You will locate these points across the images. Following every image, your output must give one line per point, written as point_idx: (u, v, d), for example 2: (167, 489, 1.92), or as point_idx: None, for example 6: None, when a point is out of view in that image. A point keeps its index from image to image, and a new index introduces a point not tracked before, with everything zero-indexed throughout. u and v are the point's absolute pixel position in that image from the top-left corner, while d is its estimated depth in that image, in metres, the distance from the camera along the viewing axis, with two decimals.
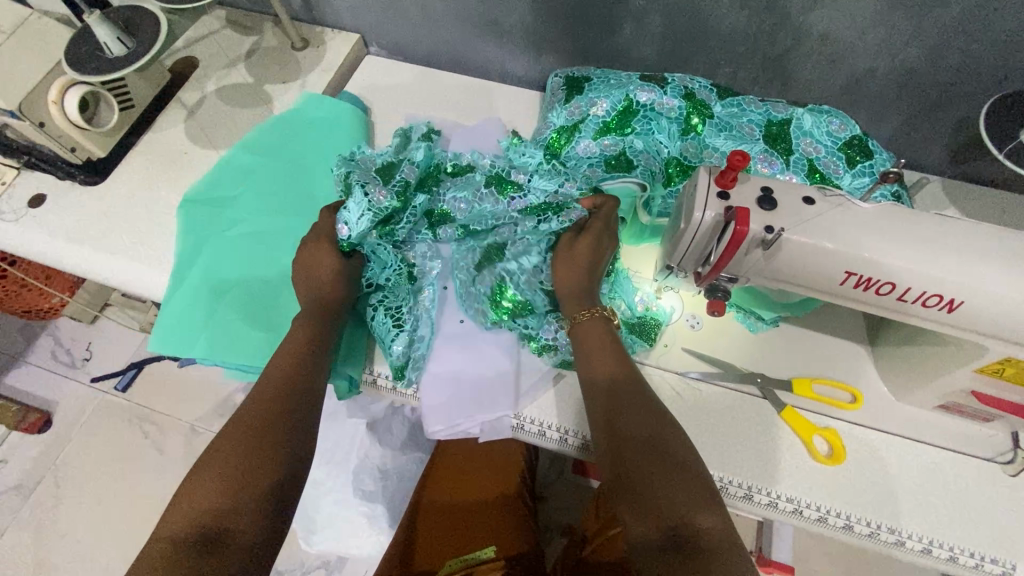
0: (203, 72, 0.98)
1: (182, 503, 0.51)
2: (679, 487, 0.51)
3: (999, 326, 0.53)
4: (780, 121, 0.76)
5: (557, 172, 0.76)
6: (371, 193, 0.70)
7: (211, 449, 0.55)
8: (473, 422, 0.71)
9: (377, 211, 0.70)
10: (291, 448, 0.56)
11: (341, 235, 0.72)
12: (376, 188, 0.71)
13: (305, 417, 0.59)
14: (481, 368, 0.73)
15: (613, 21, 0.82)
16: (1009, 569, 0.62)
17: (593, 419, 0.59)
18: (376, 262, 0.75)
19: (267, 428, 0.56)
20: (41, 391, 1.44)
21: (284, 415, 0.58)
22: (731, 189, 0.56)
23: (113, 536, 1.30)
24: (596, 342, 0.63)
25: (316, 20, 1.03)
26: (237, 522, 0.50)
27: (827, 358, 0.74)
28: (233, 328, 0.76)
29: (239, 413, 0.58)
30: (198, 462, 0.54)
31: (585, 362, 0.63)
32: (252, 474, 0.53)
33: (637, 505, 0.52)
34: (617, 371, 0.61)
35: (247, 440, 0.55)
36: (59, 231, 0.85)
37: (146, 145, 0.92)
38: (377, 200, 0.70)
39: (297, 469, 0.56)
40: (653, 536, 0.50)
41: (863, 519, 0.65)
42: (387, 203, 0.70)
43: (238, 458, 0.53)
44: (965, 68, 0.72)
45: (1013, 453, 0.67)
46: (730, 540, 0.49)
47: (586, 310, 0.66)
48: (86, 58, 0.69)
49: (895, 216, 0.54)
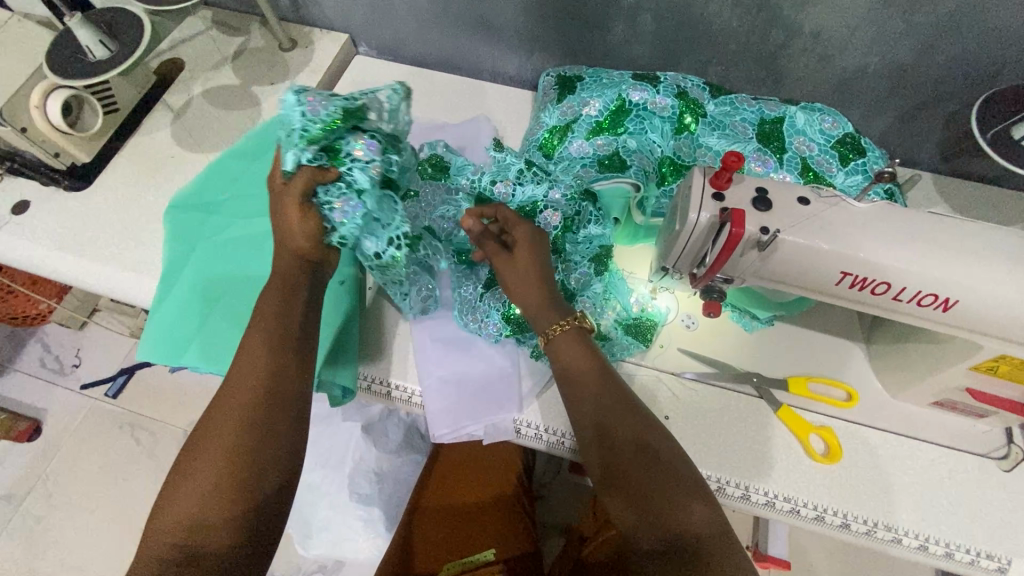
0: (190, 74, 0.97)
1: (167, 514, 0.51)
2: (672, 487, 0.52)
3: (993, 325, 0.53)
4: (773, 119, 0.76)
5: (541, 176, 0.71)
6: (307, 108, 0.59)
7: (187, 459, 0.53)
8: (476, 424, 0.71)
9: (310, 128, 0.59)
10: (270, 455, 0.54)
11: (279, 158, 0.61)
12: (313, 97, 0.59)
13: (286, 420, 0.56)
14: (486, 367, 0.74)
15: (605, 20, 0.81)
16: (1004, 564, 0.63)
17: (577, 426, 0.59)
18: (350, 200, 0.60)
19: (241, 438, 0.53)
20: (29, 399, 1.42)
21: (259, 420, 0.54)
22: (726, 190, 0.56)
23: (107, 543, 1.29)
24: (567, 348, 0.61)
25: (304, 20, 1.02)
26: (214, 536, 0.50)
27: (821, 354, 0.74)
28: (224, 335, 0.75)
29: (217, 416, 0.54)
30: (181, 471, 0.53)
31: (559, 365, 0.61)
32: (228, 488, 0.51)
33: (629, 509, 0.52)
34: (593, 373, 0.60)
35: (221, 451, 0.52)
36: (44, 239, 0.83)
37: (132, 149, 0.90)
38: (318, 115, 0.59)
39: (280, 475, 0.54)
40: (652, 536, 0.50)
41: (859, 517, 0.65)
42: (326, 117, 0.59)
43: (213, 472, 0.51)
44: (955, 65, 0.72)
45: (1008, 449, 0.68)
46: (722, 536, 0.50)
47: (560, 322, 0.62)
48: (69, 63, 0.68)
49: (890, 215, 0.54)
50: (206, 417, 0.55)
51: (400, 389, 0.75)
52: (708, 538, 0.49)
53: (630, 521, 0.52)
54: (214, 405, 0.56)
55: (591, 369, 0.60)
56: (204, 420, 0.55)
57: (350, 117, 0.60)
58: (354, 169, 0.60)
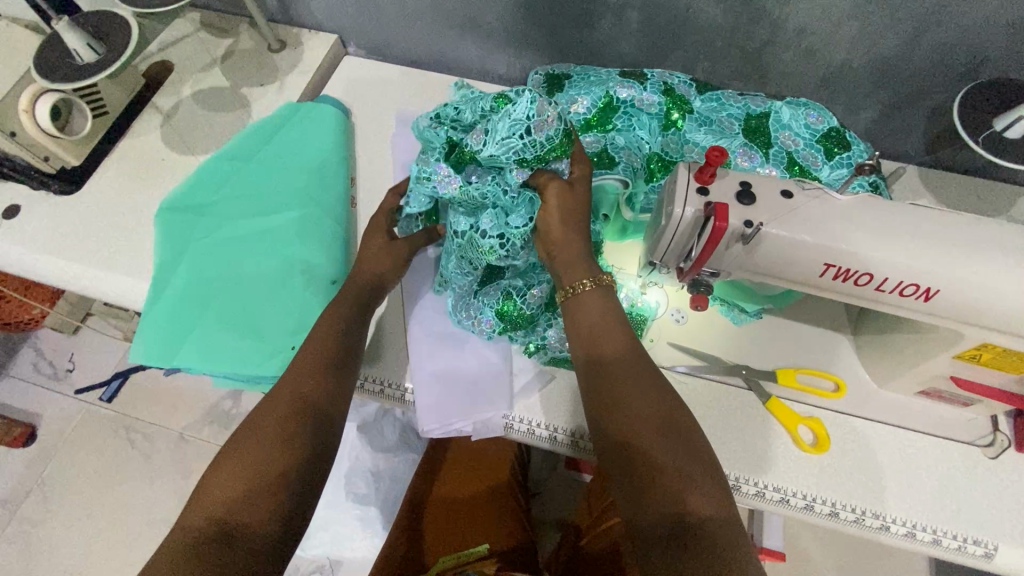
0: (179, 76, 0.97)
1: (207, 496, 0.51)
2: (687, 470, 0.50)
3: (974, 315, 0.54)
4: (759, 115, 0.76)
5: None
6: (534, 123, 0.57)
7: (234, 442, 0.55)
8: (467, 420, 0.71)
9: (529, 152, 0.58)
10: (312, 446, 0.55)
11: (473, 146, 0.60)
12: (544, 116, 0.57)
13: (331, 412, 0.59)
14: (478, 364, 0.75)
15: (592, 17, 0.82)
16: (990, 550, 0.64)
17: (590, 408, 0.56)
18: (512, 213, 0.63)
19: (292, 426, 0.56)
20: (23, 404, 1.41)
21: (310, 408, 0.58)
22: (710, 184, 0.57)
23: (105, 548, 1.29)
24: (591, 322, 0.59)
25: (293, 21, 1.02)
26: (257, 512, 0.50)
27: (808, 346, 0.75)
28: (217, 337, 0.76)
29: (266, 406, 0.58)
30: (226, 456, 0.54)
31: (580, 339, 0.59)
32: (274, 465, 0.52)
33: (637, 493, 0.50)
34: (623, 355, 0.57)
35: (272, 434, 0.55)
36: (35, 243, 0.83)
37: (122, 152, 0.90)
38: (541, 138, 0.58)
39: (321, 463, 0.56)
40: (658, 520, 0.49)
41: (848, 505, 0.66)
42: (548, 144, 0.58)
43: (262, 448, 0.53)
44: (938, 59, 0.73)
45: (993, 436, 0.69)
46: (736, 534, 0.48)
47: (583, 279, 0.60)
48: (57, 66, 0.68)
49: (871, 207, 0.55)
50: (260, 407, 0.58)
51: (393, 387, 0.75)
52: (722, 531, 0.47)
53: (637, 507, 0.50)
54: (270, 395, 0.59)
55: (620, 352, 0.57)
56: (251, 414, 0.58)
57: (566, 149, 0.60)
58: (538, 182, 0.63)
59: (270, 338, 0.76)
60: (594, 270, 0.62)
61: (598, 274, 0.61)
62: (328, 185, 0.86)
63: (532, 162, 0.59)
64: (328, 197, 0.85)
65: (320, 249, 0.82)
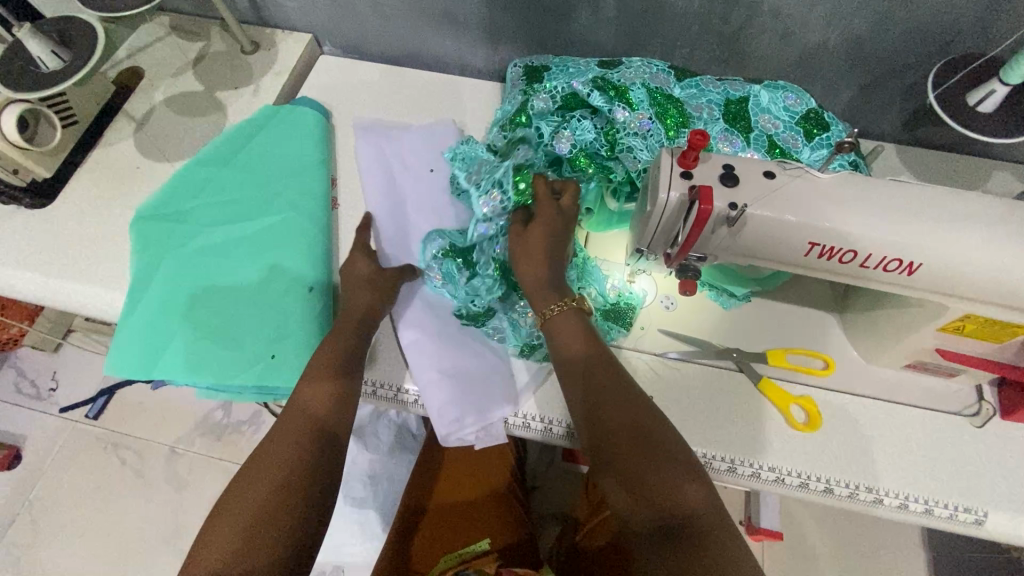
0: (151, 82, 0.95)
1: (215, 533, 0.52)
2: (665, 456, 0.53)
3: (956, 286, 0.54)
4: (738, 99, 0.76)
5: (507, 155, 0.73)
6: (624, 72, 0.76)
7: (235, 485, 0.56)
8: (473, 424, 0.71)
9: (603, 77, 0.74)
10: (317, 484, 0.56)
11: (582, 65, 0.81)
12: (629, 73, 0.76)
13: (333, 455, 0.60)
14: (480, 364, 0.74)
15: (568, 8, 0.82)
16: (981, 517, 0.65)
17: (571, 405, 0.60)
18: (544, 95, 0.74)
19: (297, 464, 0.56)
20: (7, 426, 1.38)
21: (313, 449, 0.58)
22: (693, 168, 0.57)
23: (98, 567, 1.27)
24: (568, 330, 0.62)
25: (266, 21, 1.00)
26: (260, 555, 0.51)
27: (796, 327, 0.76)
28: (193, 347, 0.75)
29: (270, 441, 0.59)
30: (233, 494, 0.55)
31: (557, 352, 0.63)
32: (281, 504, 0.53)
33: (624, 490, 0.52)
34: (590, 354, 0.61)
35: (278, 472, 0.55)
36: (6, 259, 0.81)
37: (95, 163, 0.88)
38: (615, 77, 0.75)
39: (322, 507, 0.56)
40: (641, 516, 0.51)
41: (841, 481, 0.67)
42: (618, 81, 0.74)
43: (268, 487, 0.54)
44: (909, 36, 0.74)
45: (979, 405, 0.70)
46: (723, 519, 0.49)
47: (556, 304, 0.64)
48: (20, 75, 0.66)
49: (853, 184, 0.56)
50: (266, 444, 0.59)
51: (386, 387, 0.74)
52: (706, 526, 0.49)
53: (620, 501, 0.53)
54: (276, 433, 0.60)
55: (586, 352, 0.61)
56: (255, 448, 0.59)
57: (616, 95, 0.72)
58: (576, 116, 0.73)
59: (248, 346, 0.75)
60: (563, 295, 0.65)
61: (572, 299, 0.64)
62: (309, 191, 0.85)
63: (597, 78, 0.74)
64: (307, 201, 0.84)
65: (296, 252, 0.80)
